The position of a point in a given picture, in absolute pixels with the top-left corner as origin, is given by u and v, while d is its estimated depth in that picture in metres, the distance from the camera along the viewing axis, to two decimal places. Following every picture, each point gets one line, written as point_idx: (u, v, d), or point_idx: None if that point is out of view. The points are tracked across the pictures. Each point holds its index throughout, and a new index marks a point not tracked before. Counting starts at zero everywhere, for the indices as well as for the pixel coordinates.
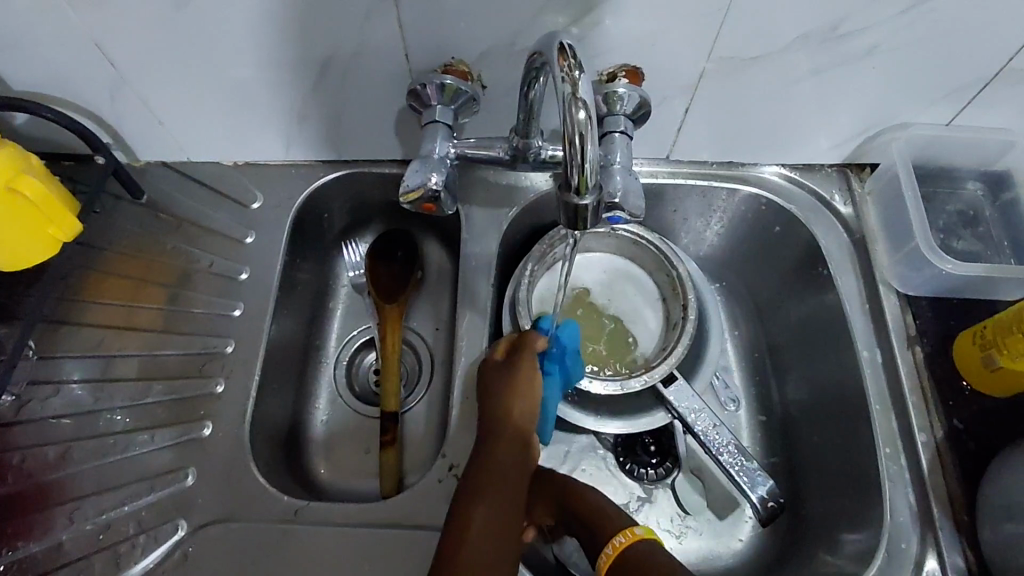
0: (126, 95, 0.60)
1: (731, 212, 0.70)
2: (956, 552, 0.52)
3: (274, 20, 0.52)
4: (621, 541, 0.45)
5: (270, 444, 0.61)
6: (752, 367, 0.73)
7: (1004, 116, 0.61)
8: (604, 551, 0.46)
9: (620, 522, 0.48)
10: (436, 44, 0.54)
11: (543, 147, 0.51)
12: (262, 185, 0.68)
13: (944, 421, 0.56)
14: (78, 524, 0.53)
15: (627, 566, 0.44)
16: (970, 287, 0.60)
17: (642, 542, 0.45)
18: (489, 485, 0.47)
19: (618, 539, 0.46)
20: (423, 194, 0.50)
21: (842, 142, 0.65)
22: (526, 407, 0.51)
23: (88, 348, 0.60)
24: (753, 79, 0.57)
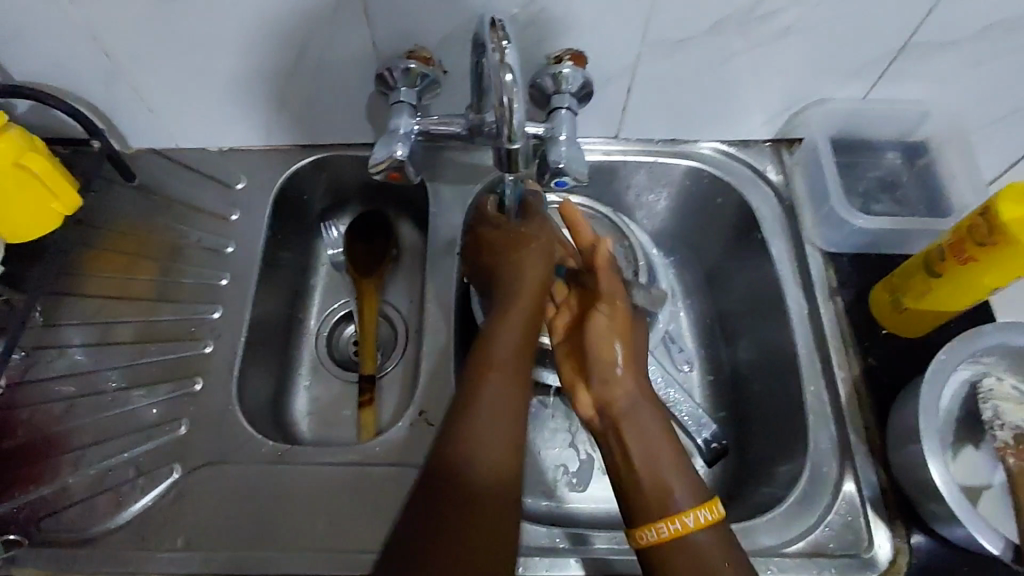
0: (119, 84, 0.65)
1: (677, 185, 0.77)
2: (869, 471, 0.59)
3: (254, 12, 0.58)
4: (687, 523, 0.50)
5: (258, 402, 0.67)
6: (701, 328, 0.79)
7: (911, 89, 0.68)
8: (670, 524, 0.50)
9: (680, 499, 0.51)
10: (399, 32, 0.60)
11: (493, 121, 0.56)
12: (246, 168, 0.74)
13: (861, 361, 0.63)
14: (83, 469, 0.58)
15: (677, 539, 0.50)
16: (883, 242, 0.67)
17: (703, 533, 0.50)
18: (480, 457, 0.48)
19: (690, 518, 0.50)
20: (390, 164, 0.56)
21: (773, 118, 0.72)
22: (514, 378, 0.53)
23: (88, 316, 0.66)
24: (685, 60, 0.64)
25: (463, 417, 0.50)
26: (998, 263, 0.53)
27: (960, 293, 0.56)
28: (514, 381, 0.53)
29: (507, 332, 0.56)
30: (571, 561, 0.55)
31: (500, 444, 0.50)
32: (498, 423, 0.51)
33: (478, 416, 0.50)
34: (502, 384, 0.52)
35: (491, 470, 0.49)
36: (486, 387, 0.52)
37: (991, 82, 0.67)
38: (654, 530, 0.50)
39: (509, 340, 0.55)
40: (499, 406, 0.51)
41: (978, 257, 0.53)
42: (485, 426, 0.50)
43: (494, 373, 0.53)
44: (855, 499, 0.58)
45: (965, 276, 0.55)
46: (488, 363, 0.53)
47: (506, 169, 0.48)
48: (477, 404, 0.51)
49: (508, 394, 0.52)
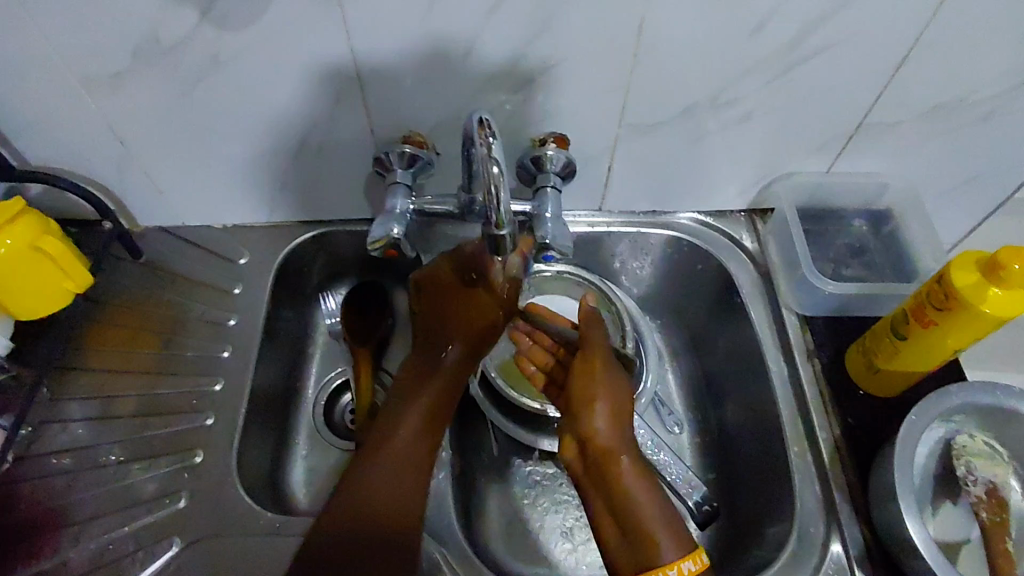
0: (131, 169, 0.70)
1: (659, 253, 0.81)
2: (855, 531, 0.60)
3: (261, 104, 0.63)
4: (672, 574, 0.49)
5: (256, 472, 0.68)
6: (689, 391, 0.82)
7: (870, 163, 0.73)
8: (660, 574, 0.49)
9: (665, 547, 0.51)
10: (395, 119, 0.65)
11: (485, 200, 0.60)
12: (248, 245, 0.78)
13: (841, 421, 0.65)
14: (84, 543, 0.59)
15: None
16: (855, 305, 0.71)
17: None
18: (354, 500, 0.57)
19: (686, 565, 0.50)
20: (386, 242, 0.60)
21: (744, 190, 0.77)
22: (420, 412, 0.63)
23: (91, 390, 0.67)
24: (660, 140, 0.69)
25: (370, 459, 0.60)
26: (957, 326, 0.56)
27: (928, 354, 0.59)
28: (418, 420, 0.62)
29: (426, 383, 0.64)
30: None
31: (404, 480, 0.59)
32: (404, 462, 0.60)
33: (382, 458, 0.60)
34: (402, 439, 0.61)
35: (390, 501, 0.58)
36: (394, 436, 0.61)
37: (942, 156, 0.72)
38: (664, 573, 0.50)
39: (421, 398, 0.63)
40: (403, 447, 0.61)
41: (939, 321, 0.57)
42: (388, 464, 0.59)
43: (401, 421, 0.62)
44: (843, 559, 0.59)
45: (930, 338, 0.58)
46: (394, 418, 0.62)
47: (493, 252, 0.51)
48: (380, 453, 0.60)
49: (417, 433, 0.62)
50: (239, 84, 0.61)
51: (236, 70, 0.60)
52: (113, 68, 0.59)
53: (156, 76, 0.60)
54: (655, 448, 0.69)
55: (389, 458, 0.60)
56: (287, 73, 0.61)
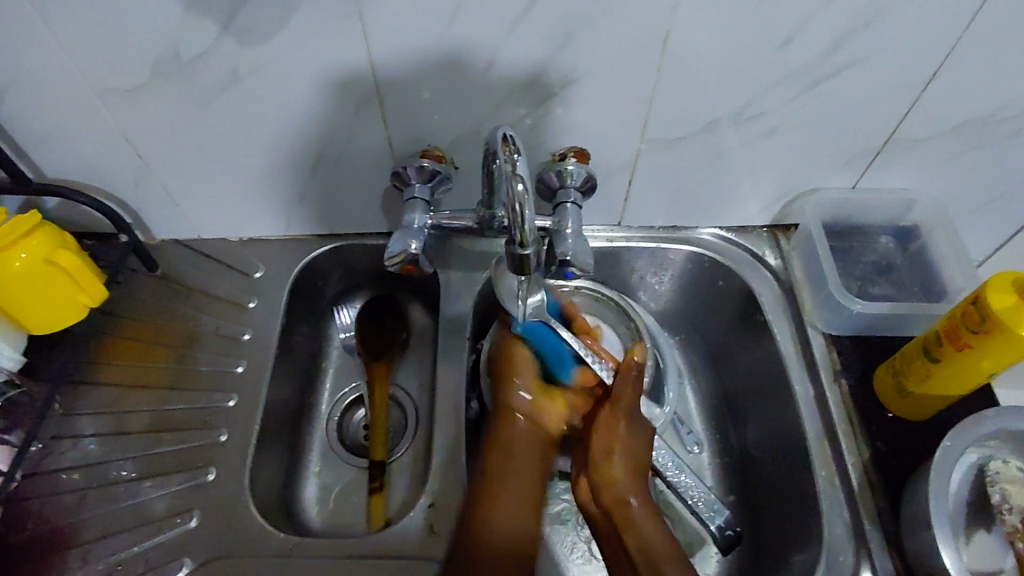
0: (148, 182, 0.69)
1: (679, 269, 0.80)
2: (887, 560, 0.58)
3: (279, 117, 0.63)
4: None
5: (269, 491, 0.67)
6: (709, 410, 0.80)
7: (898, 179, 0.72)
8: None
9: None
10: (414, 133, 0.65)
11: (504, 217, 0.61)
12: (264, 258, 0.77)
13: (870, 445, 0.64)
14: (93, 563, 0.58)
15: None
16: (883, 325, 0.69)
17: None
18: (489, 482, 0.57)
19: None
20: (405, 258, 0.59)
21: (768, 206, 0.76)
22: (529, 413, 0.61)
23: (103, 405, 0.67)
24: (683, 155, 0.68)
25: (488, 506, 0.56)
26: (992, 350, 0.54)
27: (961, 377, 0.57)
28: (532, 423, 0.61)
29: (518, 439, 0.60)
30: None
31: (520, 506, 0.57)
32: (524, 497, 0.57)
33: (502, 498, 0.56)
34: (524, 472, 0.59)
35: (512, 535, 0.55)
36: (507, 468, 0.58)
37: (972, 172, 0.71)
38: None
39: (524, 442, 0.60)
40: (518, 487, 0.58)
41: (974, 343, 0.55)
42: (512, 504, 0.56)
43: (516, 447, 0.60)
44: None
45: (964, 361, 0.56)
46: (502, 456, 0.59)
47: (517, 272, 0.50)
48: (501, 484, 0.57)
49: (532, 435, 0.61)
50: (257, 98, 0.61)
51: (255, 85, 0.60)
52: (132, 82, 0.59)
53: (175, 90, 0.60)
54: (676, 469, 0.67)
55: (510, 497, 0.57)
56: (306, 87, 0.60)
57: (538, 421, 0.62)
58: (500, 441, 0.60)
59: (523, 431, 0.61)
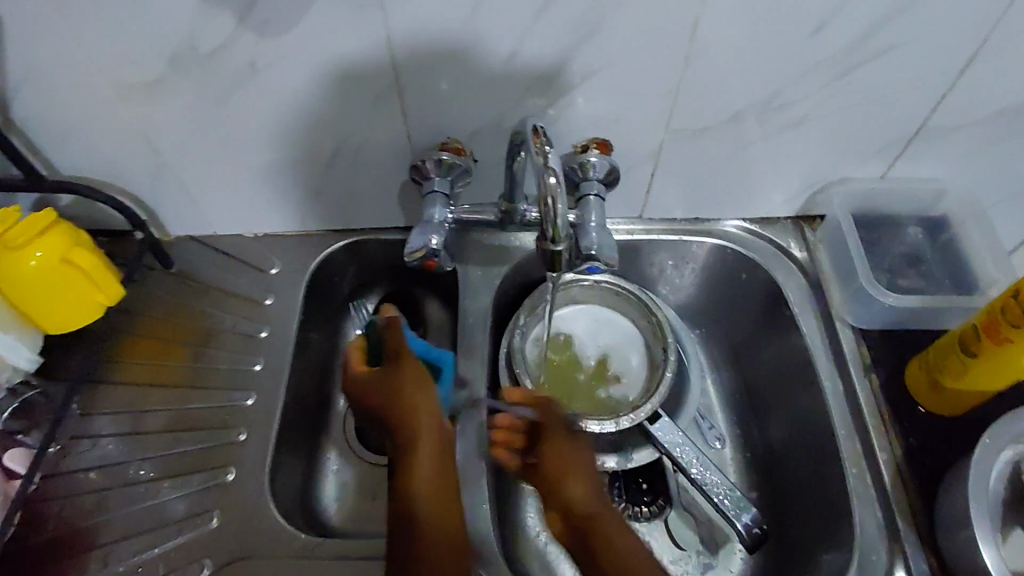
0: (163, 177, 0.68)
1: (702, 262, 0.78)
2: (922, 560, 0.57)
3: (296, 109, 0.61)
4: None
5: (288, 490, 0.66)
6: (732, 405, 0.78)
7: (928, 168, 0.70)
8: None
9: None
10: (433, 125, 0.63)
11: (527, 210, 0.60)
12: (279, 254, 0.76)
13: (902, 441, 0.62)
14: (112, 565, 0.58)
15: None
16: (913, 318, 0.68)
17: None
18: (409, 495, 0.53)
19: None
20: (425, 253, 0.58)
21: (793, 197, 0.74)
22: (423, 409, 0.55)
23: (121, 405, 0.66)
24: (709, 146, 0.66)
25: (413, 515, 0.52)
26: None
27: (1000, 372, 0.56)
28: (423, 415, 0.55)
29: (424, 441, 0.55)
30: None
31: (438, 505, 0.53)
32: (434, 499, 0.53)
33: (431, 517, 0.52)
34: (432, 482, 0.54)
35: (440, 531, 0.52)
36: (416, 475, 0.54)
37: (1006, 162, 0.68)
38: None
39: (428, 447, 0.55)
40: (441, 494, 0.54)
41: (1014, 337, 0.53)
42: (438, 515, 0.53)
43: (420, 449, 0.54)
44: None
45: (1002, 356, 0.55)
46: (419, 465, 0.54)
47: (548, 268, 0.48)
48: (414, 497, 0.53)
49: (430, 426, 0.55)
50: (274, 91, 0.59)
51: (272, 79, 0.58)
52: (146, 76, 0.57)
53: (191, 84, 0.58)
54: (701, 466, 0.66)
55: (438, 504, 0.53)
56: (323, 79, 0.59)
57: (440, 423, 0.56)
58: (413, 448, 0.54)
59: (428, 430, 0.55)
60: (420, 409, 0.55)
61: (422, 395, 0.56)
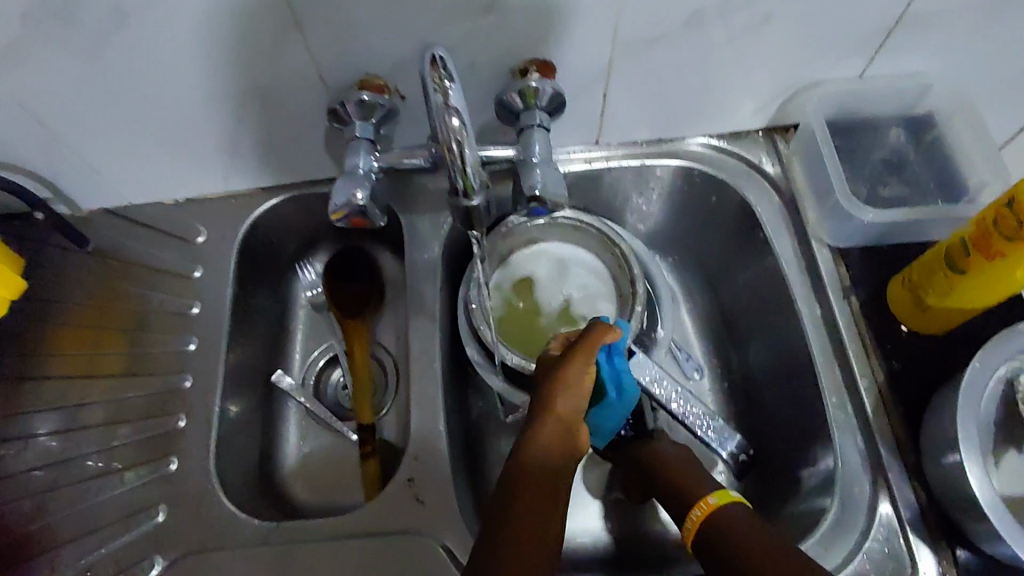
0: (54, 149, 0.60)
1: (668, 187, 0.72)
2: (906, 487, 0.54)
3: (185, 57, 0.53)
4: (705, 507, 0.51)
5: (240, 470, 0.63)
6: (710, 335, 0.74)
7: (911, 62, 0.62)
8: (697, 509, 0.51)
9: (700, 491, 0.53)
10: (347, 61, 0.55)
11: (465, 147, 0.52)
12: (205, 220, 0.69)
13: (884, 364, 0.58)
14: (62, 570, 0.55)
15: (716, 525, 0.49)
16: (896, 231, 0.62)
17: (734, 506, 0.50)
18: (527, 449, 0.45)
19: (709, 500, 0.51)
20: (349, 211, 0.52)
21: (763, 106, 0.67)
22: (580, 370, 0.48)
23: (53, 400, 0.62)
24: (664, 57, 0.58)
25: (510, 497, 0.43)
26: None
27: (991, 285, 0.51)
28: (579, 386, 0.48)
29: (572, 395, 0.48)
30: None
31: (560, 474, 0.45)
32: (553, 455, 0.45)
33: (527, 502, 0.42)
34: (553, 465, 0.45)
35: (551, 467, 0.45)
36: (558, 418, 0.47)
37: (997, 47, 0.61)
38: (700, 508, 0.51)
39: (560, 426, 0.46)
40: (548, 483, 0.44)
41: (1006, 252, 0.48)
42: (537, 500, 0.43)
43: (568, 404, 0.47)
44: (893, 522, 0.53)
45: (994, 270, 0.50)
46: (541, 438, 0.46)
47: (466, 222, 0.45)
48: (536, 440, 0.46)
49: (577, 389, 0.48)
50: (153, 35, 0.51)
51: (147, 21, 0.50)
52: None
53: (51, 36, 0.49)
54: (682, 401, 0.61)
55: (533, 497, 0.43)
56: (207, 17, 0.50)
57: (581, 420, 0.48)
58: (536, 425, 0.46)
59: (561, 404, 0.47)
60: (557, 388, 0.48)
61: (583, 362, 0.49)
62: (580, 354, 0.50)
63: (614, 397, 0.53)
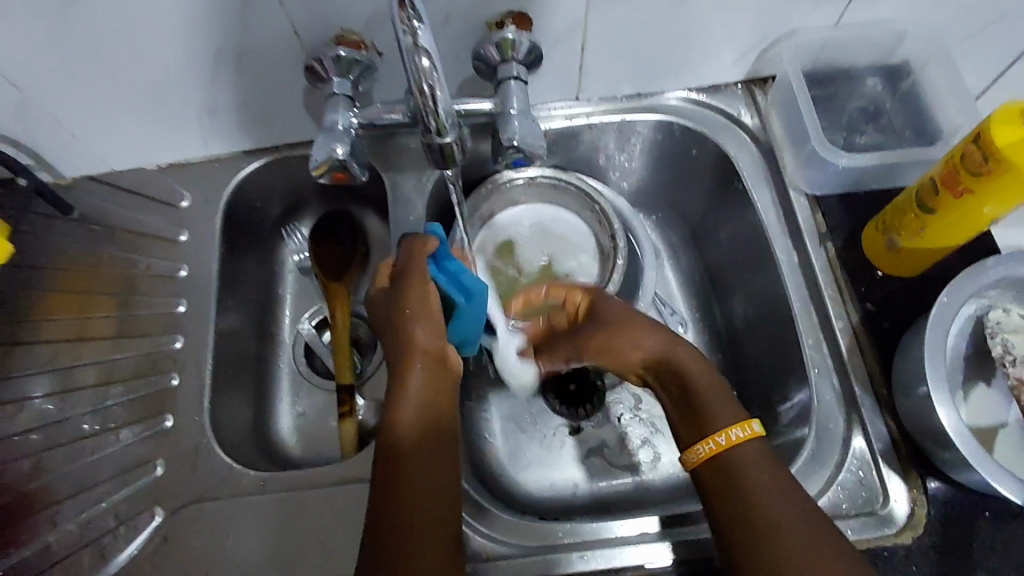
0: (30, 113, 0.60)
1: (649, 141, 0.72)
2: (879, 423, 0.56)
3: (157, 15, 0.53)
4: (723, 441, 0.48)
5: (235, 428, 0.64)
6: (692, 288, 0.76)
7: (886, 8, 0.63)
8: (708, 443, 0.49)
9: (723, 416, 0.49)
10: (322, 17, 0.55)
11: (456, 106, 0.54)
12: (188, 184, 0.69)
13: (859, 307, 0.60)
14: (63, 524, 0.56)
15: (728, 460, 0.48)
16: (871, 178, 0.63)
17: (749, 444, 0.48)
18: (398, 417, 0.48)
19: (735, 433, 0.48)
20: (331, 165, 0.52)
21: (740, 57, 0.67)
22: (418, 305, 0.51)
23: (45, 363, 0.63)
24: (640, 7, 0.58)
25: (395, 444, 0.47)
26: (995, 191, 0.49)
27: (960, 224, 0.53)
28: (423, 325, 0.51)
29: (419, 341, 0.51)
30: (572, 557, 0.53)
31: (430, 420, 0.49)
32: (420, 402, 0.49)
33: (415, 469, 0.47)
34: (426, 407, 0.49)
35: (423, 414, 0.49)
36: (416, 361, 0.50)
37: None
38: (693, 453, 0.49)
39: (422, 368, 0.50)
40: (420, 435, 0.48)
41: (973, 188, 0.49)
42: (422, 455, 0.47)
43: (424, 340, 0.51)
44: (865, 455, 0.55)
45: (962, 207, 0.51)
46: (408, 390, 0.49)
47: (441, 164, 0.45)
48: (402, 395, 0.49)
49: (427, 325, 0.51)
50: None
51: None
52: None
53: None
54: None
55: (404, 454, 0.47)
56: None
57: (437, 349, 0.51)
58: (402, 378, 0.49)
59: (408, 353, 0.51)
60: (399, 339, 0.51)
61: (419, 298, 0.51)
62: (412, 286, 0.52)
63: (464, 301, 0.54)
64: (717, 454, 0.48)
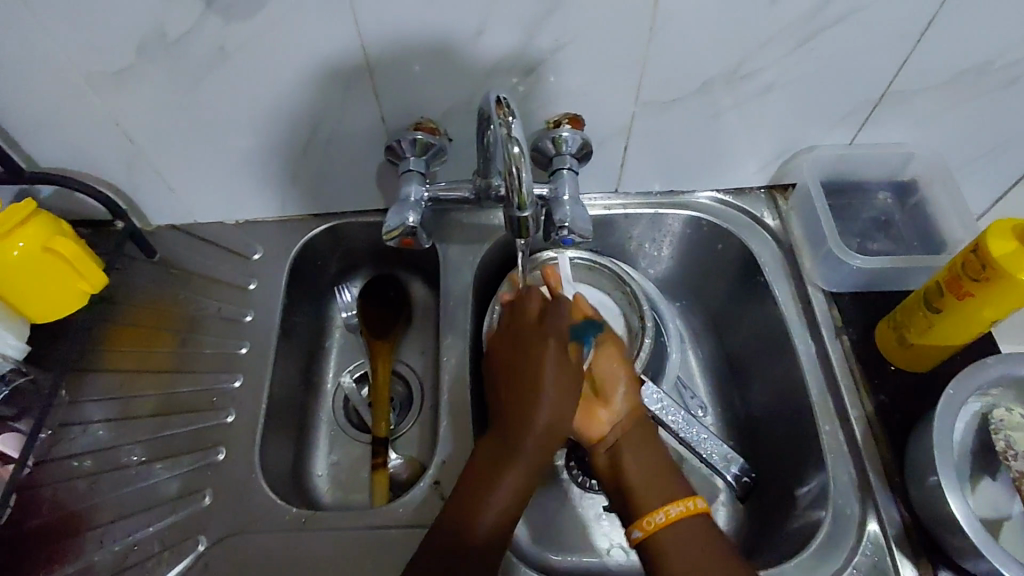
0: (139, 167, 0.68)
1: (679, 234, 0.79)
2: (892, 510, 0.59)
3: (269, 96, 0.62)
4: (692, 507, 0.57)
5: (278, 468, 0.68)
6: (714, 373, 0.80)
7: (893, 133, 0.71)
8: (679, 507, 0.56)
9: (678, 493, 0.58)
10: (407, 106, 0.64)
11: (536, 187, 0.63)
12: (261, 240, 0.77)
13: (873, 398, 0.64)
14: (109, 545, 0.59)
15: (671, 532, 0.55)
16: (882, 280, 0.70)
17: (700, 516, 0.56)
18: (477, 513, 0.54)
19: (697, 503, 0.57)
20: (402, 231, 0.59)
21: (764, 166, 0.75)
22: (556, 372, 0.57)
23: (108, 391, 0.68)
24: (679, 118, 0.67)
25: (486, 478, 0.55)
26: (993, 297, 0.55)
27: (963, 326, 0.58)
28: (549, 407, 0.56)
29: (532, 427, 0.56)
30: None
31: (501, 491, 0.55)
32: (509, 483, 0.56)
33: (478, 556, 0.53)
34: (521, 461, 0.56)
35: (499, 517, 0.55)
36: (508, 443, 0.56)
37: (970, 122, 0.70)
38: (663, 514, 0.56)
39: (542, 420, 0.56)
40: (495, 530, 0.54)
41: (975, 292, 0.55)
42: (498, 503, 0.55)
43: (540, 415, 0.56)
44: (879, 541, 0.58)
45: (966, 310, 0.57)
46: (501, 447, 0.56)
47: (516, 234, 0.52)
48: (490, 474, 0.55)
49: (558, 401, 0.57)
50: (245, 76, 0.60)
51: (244, 64, 0.59)
52: (118, 64, 0.57)
53: (160, 71, 0.58)
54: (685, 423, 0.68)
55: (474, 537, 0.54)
56: (293, 63, 0.59)
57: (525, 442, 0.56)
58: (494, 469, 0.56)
59: (551, 407, 0.57)
60: (548, 393, 0.57)
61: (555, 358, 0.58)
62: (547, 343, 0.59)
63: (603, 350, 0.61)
64: (685, 516, 0.56)
